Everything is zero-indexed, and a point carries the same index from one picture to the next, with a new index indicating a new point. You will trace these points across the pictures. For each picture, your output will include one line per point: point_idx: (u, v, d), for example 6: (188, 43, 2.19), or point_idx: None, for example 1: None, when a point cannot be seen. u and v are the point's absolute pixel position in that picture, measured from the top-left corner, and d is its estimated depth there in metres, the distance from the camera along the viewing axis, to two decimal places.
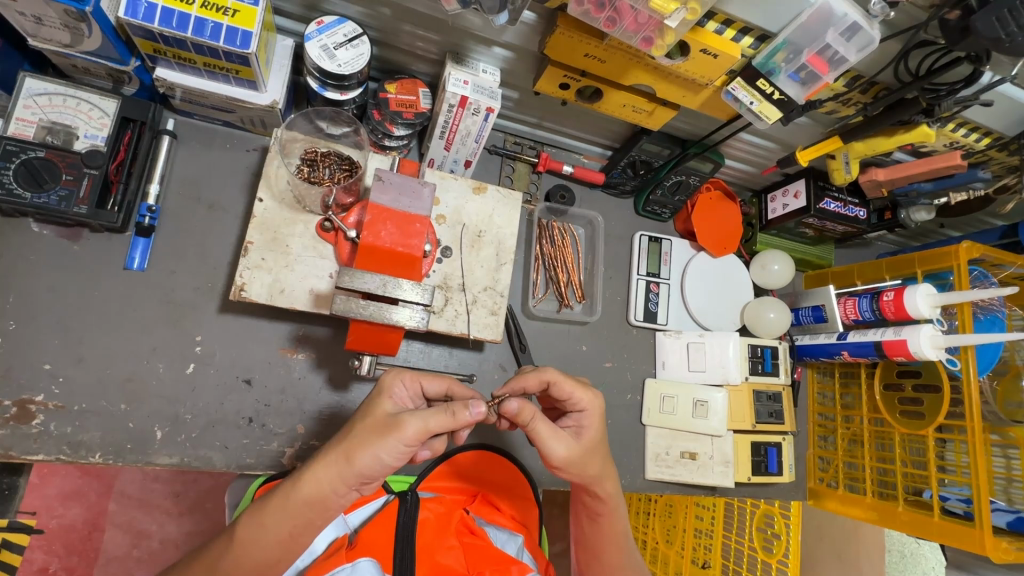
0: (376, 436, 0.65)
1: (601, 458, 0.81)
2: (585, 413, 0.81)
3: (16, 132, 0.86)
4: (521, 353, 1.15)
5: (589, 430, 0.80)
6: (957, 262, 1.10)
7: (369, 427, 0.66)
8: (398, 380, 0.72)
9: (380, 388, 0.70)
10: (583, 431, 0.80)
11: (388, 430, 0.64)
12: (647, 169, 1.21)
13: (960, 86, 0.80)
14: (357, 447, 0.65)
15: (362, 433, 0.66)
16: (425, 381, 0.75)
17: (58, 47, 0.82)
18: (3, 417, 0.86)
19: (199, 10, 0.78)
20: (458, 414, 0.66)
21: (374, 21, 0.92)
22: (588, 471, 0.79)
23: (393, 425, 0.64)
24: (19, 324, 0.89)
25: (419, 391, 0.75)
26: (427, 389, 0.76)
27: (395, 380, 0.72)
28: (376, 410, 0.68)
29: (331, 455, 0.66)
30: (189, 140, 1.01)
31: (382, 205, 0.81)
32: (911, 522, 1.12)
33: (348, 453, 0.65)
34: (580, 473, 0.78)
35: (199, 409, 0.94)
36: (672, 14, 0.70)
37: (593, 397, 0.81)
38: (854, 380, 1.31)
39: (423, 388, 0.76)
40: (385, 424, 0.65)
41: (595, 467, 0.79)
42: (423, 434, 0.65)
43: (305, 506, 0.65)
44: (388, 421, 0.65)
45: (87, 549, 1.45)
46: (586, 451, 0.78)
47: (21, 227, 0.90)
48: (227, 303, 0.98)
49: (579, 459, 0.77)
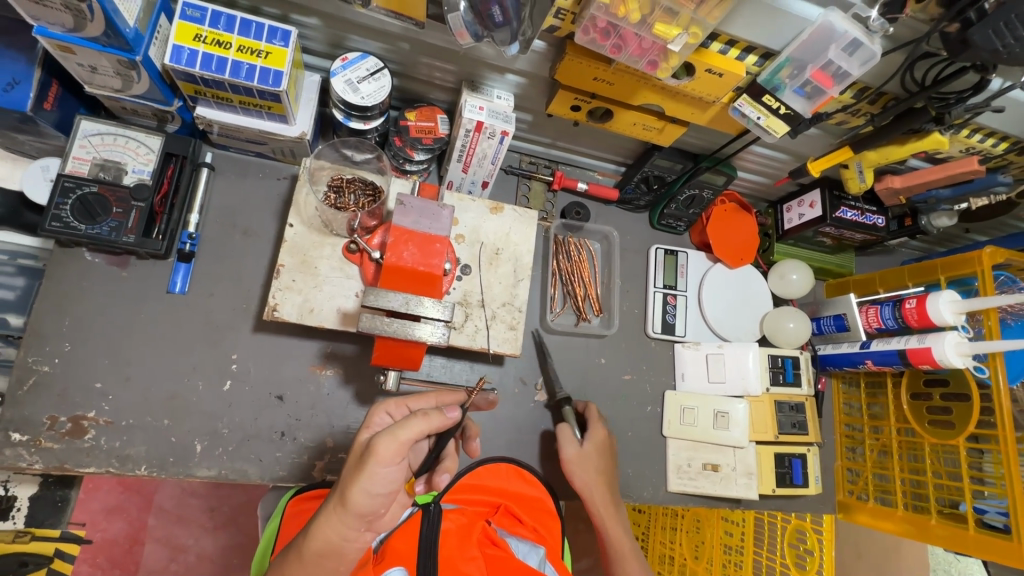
0: (357, 470, 0.68)
1: (603, 466, 1.06)
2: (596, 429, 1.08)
3: (73, 170, 0.94)
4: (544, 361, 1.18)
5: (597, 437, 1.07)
6: (981, 268, 1.09)
7: (350, 467, 0.70)
8: (382, 410, 0.80)
9: (364, 424, 0.78)
10: (592, 437, 1.06)
11: (363, 460, 0.67)
12: (661, 184, 1.23)
13: (969, 94, 0.82)
14: (344, 489, 0.68)
15: (346, 475, 0.69)
16: (411, 403, 0.82)
17: (111, 92, 0.90)
18: (58, 433, 0.92)
19: (235, 53, 0.85)
20: (431, 416, 0.72)
21: (393, 55, 0.98)
22: (590, 471, 1.04)
23: (367, 453, 0.67)
24: (74, 345, 0.96)
25: (408, 414, 0.81)
26: (416, 411, 0.82)
27: (378, 412, 0.80)
28: (357, 448, 0.74)
29: (328, 506, 0.69)
30: (226, 171, 1.09)
31: (404, 227, 0.86)
32: (947, 536, 1.09)
33: (340, 499, 0.68)
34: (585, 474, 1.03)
35: (236, 424, 0.99)
36: (675, 39, 0.74)
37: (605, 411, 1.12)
38: (881, 390, 1.28)
39: (411, 411, 0.81)
40: (361, 457, 0.69)
41: (599, 472, 1.04)
42: (399, 447, 0.68)
43: (320, 558, 0.68)
44: (363, 450, 0.69)
45: (128, 561, 1.51)
46: (592, 451, 1.05)
47: (76, 256, 0.98)
48: (261, 323, 1.04)
49: (586, 458, 1.04)
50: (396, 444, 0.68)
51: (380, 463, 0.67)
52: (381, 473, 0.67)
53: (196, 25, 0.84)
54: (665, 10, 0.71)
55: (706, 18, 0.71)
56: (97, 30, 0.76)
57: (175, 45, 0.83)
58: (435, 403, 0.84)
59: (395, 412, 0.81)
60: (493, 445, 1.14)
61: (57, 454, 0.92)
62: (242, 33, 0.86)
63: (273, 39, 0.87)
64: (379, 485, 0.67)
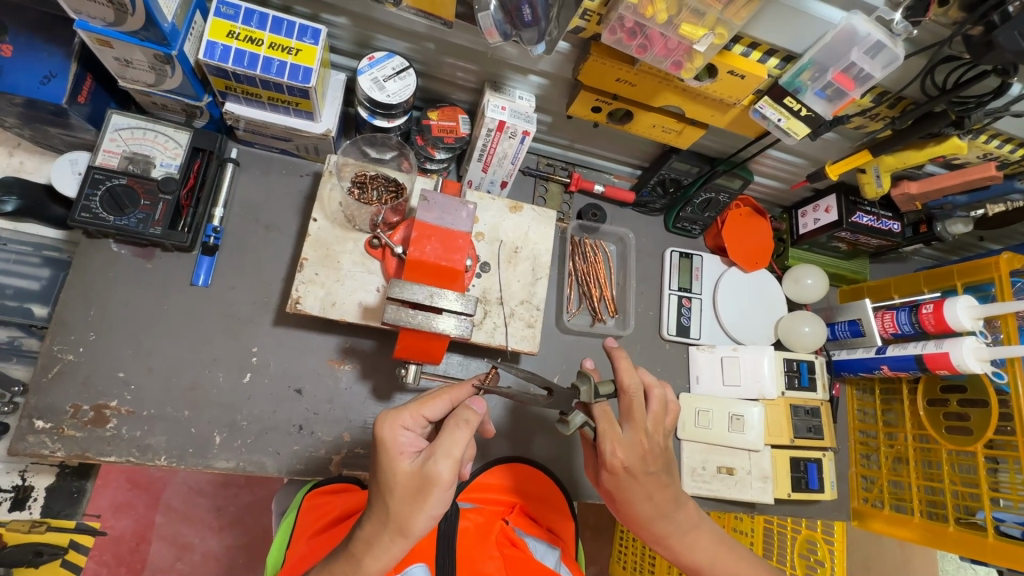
0: (417, 498, 0.69)
1: (636, 504, 0.85)
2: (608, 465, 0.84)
3: (103, 162, 0.96)
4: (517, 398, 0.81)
5: (608, 476, 0.85)
6: (999, 274, 1.09)
7: (404, 497, 0.69)
8: (400, 427, 0.72)
9: (388, 448, 0.71)
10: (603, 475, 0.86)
11: (426, 490, 0.68)
12: (676, 186, 1.25)
13: (988, 99, 0.83)
14: (407, 520, 0.68)
15: (402, 506, 0.69)
16: (428, 411, 0.75)
17: (144, 86, 0.92)
18: (81, 421, 0.93)
19: (267, 50, 0.87)
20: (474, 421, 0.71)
21: (418, 55, 1.00)
22: (621, 509, 0.87)
23: (432, 483, 0.68)
24: (98, 334, 0.97)
25: (425, 421, 0.76)
26: (433, 416, 0.76)
27: (397, 430, 0.72)
28: (398, 474, 0.70)
29: (384, 536, 0.69)
30: (250, 166, 1.10)
31: (427, 222, 0.87)
32: (961, 543, 1.09)
33: (403, 530, 0.68)
34: (620, 509, 0.88)
35: (255, 416, 1.00)
36: (700, 39, 0.75)
37: (610, 450, 0.83)
38: (896, 397, 1.28)
39: (429, 417, 0.76)
40: (419, 487, 0.69)
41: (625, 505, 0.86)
42: (457, 467, 0.70)
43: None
44: (420, 479, 0.69)
45: (134, 560, 1.49)
46: (613, 493, 0.86)
47: (102, 247, 1.00)
48: (281, 317, 1.05)
49: (609, 495, 0.88)
50: (455, 464, 0.69)
51: (444, 488, 0.69)
52: (444, 496, 0.70)
53: (230, 22, 0.86)
54: (692, 11, 0.73)
55: (733, 18, 0.73)
56: (137, 24, 0.78)
57: (209, 41, 0.85)
58: (451, 403, 0.78)
59: (414, 423, 0.74)
60: (507, 443, 1.14)
61: (79, 442, 0.93)
62: (274, 30, 0.88)
63: (304, 36, 0.89)
64: (441, 508, 0.70)
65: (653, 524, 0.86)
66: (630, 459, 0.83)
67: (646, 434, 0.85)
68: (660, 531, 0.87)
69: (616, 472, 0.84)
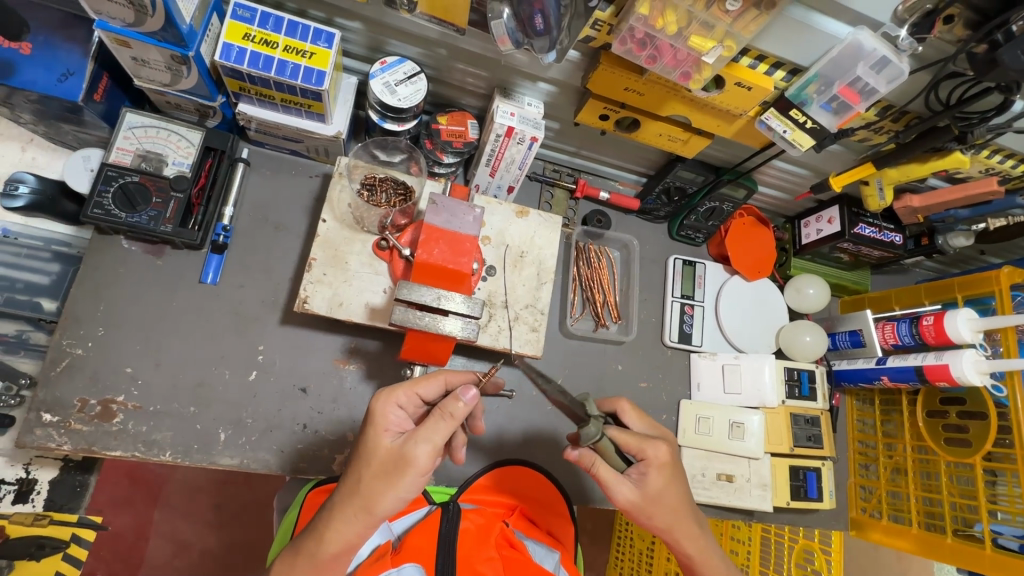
0: (388, 478, 0.69)
1: (676, 503, 0.80)
2: (652, 464, 0.79)
3: (116, 159, 0.97)
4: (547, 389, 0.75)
5: (655, 479, 0.78)
6: (999, 287, 1.11)
7: (376, 474, 0.69)
8: (390, 403, 0.73)
9: (375, 423, 0.72)
10: (648, 480, 0.79)
11: (398, 471, 0.68)
12: (681, 195, 1.26)
13: (992, 114, 0.84)
14: (374, 497, 0.68)
15: (373, 482, 0.69)
16: (420, 392, 0.76)
17: (158, 86, 0.94)
18: (88, 415, 0.94)
19: (281, 53, 0.88)
20: (456, 414, 0.69)
21: (430, 60, 1.02)
22: (661, 516, 0.80)
23: (404, 465, 0.68)
24: (107, 330, 0.98)
25: (415, 402, 0.76)
26: (425, 397, 0.77)
27: (387, 406, 0.73)
28: (378, 450, 0.70)
29: (349, 510, 0.69)
30: (261, 167, 1.12)
31: (435, 225, 0.88)
32: (958, 554, 1.09)
33: (368, 505, 0.69)
34: (654, 519, 0.80)
35: (260, 414, 1.01)
36: (709, 52, 0.77)
37: (658, 445, 0.79)
38: (895, 408, 1.29)
39: (421, 398, 0.76)
40: (393, 466, 0.68)
41: (667, 509, 0.80)
42: (432, 453, 0.69)
43: (337, 557, 0.70)
44: (395, 458, 0.69)
45: (132, 556, 1.49)
46: (654, 499, 0.79)
47: (113, 244, 1.01)
48: (288, 316, 1.06)
49: (649, 506, 0.79)
50: (430, 450, 0.69)
51: (416, 473, 0.68)
52: (414, 480, 0.69)
53: (245, 25, 0.88)
54: (701, 23, 0.74)
55: (742, 31, 0.74)
56: (155, 25, 0.80)
57: (225, 42, 0.87)
58: (443, 388, 0.79)
59: (405, 400, 0.75)
60: (510, 446, 1.14)
61: (85, 436, 0.93)
62: (289, 33, 0.89)
63: (318, 40, 0.90)
64: (410, 491, 0.69)
65: (687, 526, 0.82)
66: (673, 451, 0.81)
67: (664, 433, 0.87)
68: (692, 533, 0.83)
69: (663, 468, 0.79)
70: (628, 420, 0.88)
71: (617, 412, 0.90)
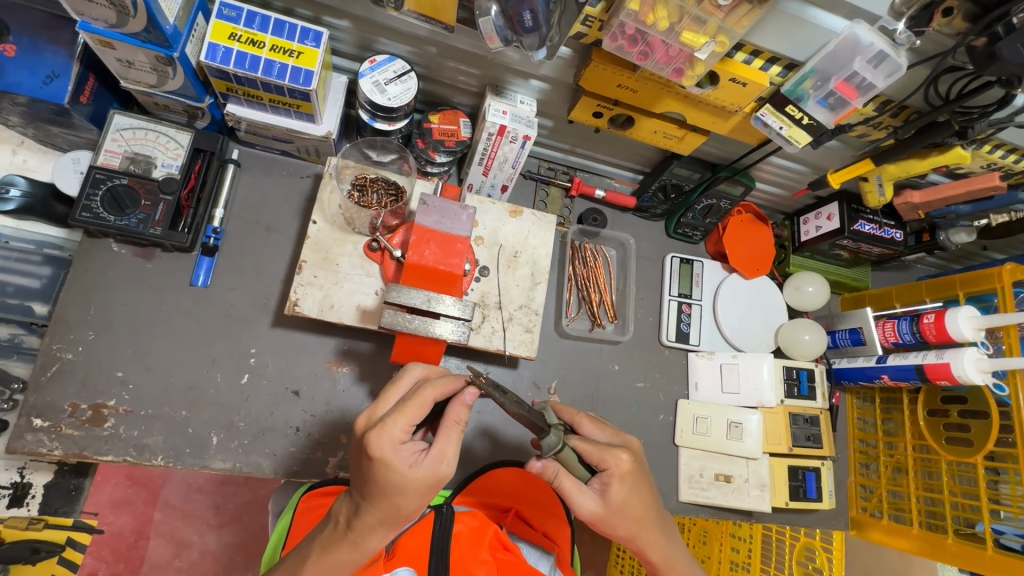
0: (425, 496, 0.69)
1: (641, 513, 0.79)
2: (614, 475, 0.77)
3: (104, 162, 0.96)
4: (500, 399, 0.73)
5: (616, 490, 0.77)
6: (1001, 284, 1.08)
7: (412, 498, 0.68)
8: (395, 438, 0.67)
9: (389, 463, 0.66)
10: (610, 491, 0.77)
11: (436, 487, 0.69)
12: (678, 193, 1.24)
13: (992, 109, 0.82)
14: (411, 511, 0.70)
15: (409, 504, 0.68)
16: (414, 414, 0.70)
17: (145, 87, 0.93)
18: (78, 420, 0.94)
19: (268, 53, 0.87)
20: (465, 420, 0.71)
21: (420, 59, 1.00)
22: (625, 525, 0.79)
23: (438, 481, 0.69)
24: (97, 333, 0.97)
25: None
26: None
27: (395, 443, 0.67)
28: (405, 484, 0.67)
29: (385, 525, 0.69)
30: (252, 168, 1.11)
31: (426, 226, 0.86)
32: (961, 555, 1.08)
33: (402, 518, 0.70)
34: (619, 529, 0.80)
35: (252, 417, 1.00)
36: (702, 48, 0.75)
37: (618, 454, 0.78)
38: (896, 406, 1.27)
39: None
40: (429, 488, 0.68)
41: (630, 521, 0.79)
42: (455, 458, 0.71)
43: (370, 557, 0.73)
44: (431, 484, 0.68)
45: (132, 556, 1.42)
46: (618, 510, 0.77)
47: (103, 247, 1.00)
48: (280, 318, 1.05)
49: (612, 516, 0.78)
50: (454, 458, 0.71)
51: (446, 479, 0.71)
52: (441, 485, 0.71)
53: (232, 24, 0.86)
54: (693, 18, 0.73)
55: (734, 26, 0.72)
56: (139, 26, 0.79)
57: (210, 43, 0.86)
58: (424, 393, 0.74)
59: (412, 430, 0.69)
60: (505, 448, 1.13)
61: (76, 441, 0.93)
62: (275, 33, 0.88)
63: (305, 39, 0.89)
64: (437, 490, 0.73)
65: (652, 536, 0.81)
66: (635, 460, 0.79)
67: (628, 441, 0.85)
68: (657, 544, 0.82)
69: (624, 478, 0.77)
70: (588, 431, 0.87)
71: (576, 425, 0.88)
